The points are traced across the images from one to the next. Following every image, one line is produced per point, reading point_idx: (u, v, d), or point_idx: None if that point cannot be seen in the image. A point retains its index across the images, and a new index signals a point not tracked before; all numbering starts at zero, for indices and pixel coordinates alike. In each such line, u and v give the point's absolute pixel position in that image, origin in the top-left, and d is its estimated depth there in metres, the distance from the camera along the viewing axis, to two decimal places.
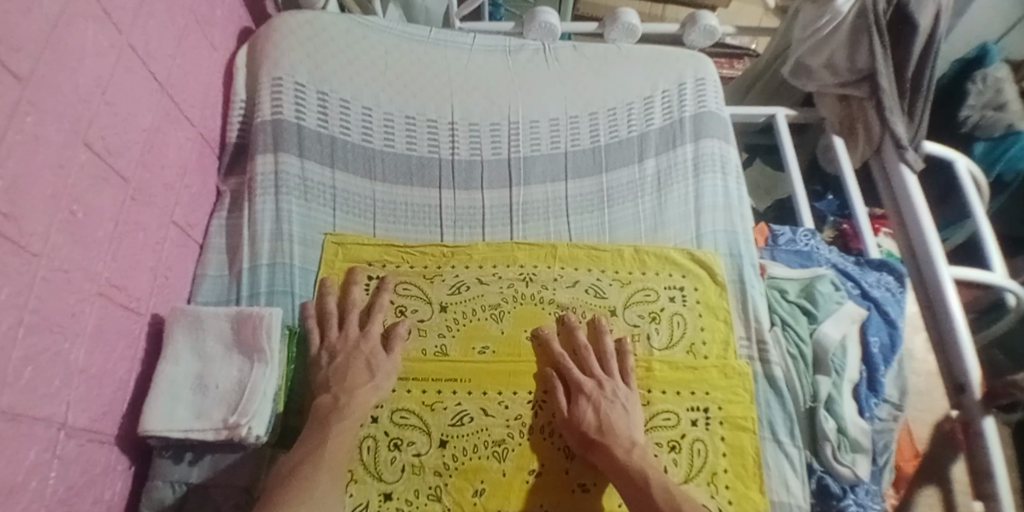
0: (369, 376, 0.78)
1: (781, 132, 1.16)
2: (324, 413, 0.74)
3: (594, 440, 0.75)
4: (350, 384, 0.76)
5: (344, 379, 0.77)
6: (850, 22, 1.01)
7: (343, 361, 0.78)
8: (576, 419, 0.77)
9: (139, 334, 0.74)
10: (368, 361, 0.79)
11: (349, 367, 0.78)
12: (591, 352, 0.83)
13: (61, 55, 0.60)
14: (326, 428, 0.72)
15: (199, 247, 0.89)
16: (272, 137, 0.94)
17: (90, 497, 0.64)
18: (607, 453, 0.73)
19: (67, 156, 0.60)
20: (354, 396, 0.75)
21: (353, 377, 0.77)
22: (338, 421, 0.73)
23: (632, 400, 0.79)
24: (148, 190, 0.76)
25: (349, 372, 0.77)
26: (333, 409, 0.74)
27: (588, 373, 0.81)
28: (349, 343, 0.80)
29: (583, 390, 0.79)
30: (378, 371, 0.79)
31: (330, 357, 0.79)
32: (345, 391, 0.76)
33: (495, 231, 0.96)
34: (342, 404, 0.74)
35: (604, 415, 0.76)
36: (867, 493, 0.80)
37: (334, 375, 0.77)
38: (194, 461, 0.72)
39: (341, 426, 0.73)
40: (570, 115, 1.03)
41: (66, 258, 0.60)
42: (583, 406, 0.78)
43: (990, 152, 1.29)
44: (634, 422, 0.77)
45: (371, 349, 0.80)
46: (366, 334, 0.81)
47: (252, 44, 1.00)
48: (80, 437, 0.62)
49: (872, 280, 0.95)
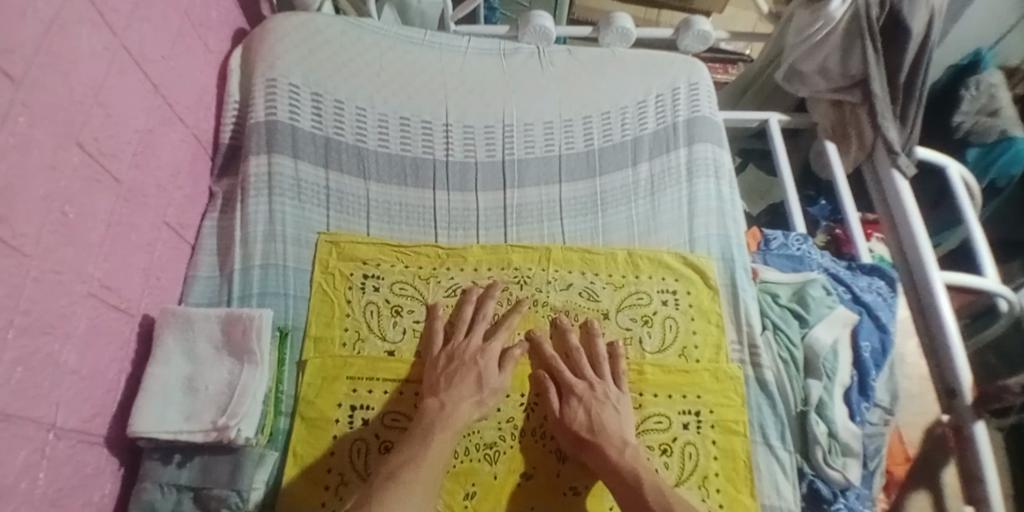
0: (476, 390, 0.78)
1: (773, 138, 1.16)
2: (429, 420, 0.74)
3: (585, 439, 0.75)
4: (455, 395, 0.76)
5: (451, 388, 0.77)
6: (844, 26, 1.01)
7: (456, 369, 0.79)
8: (567, 420, 0.77)
9: (129, 335, 0.73)
10: (479, 375, 0.79)
11: (460, 376, 0.78)
12: (583, 354, 0.83)
13: (53, 57, 0.60)
14: (429, 436, 0.72)
15: (190, 248, 0.89)
16: (266, 138, 0.93)
17: (80, 499, 0.64)
18: (599, 453, 0.74)
19: (59, 158, 0.60)
20: (458, 408, 0.75)
21: (461, 388, 0.77)
22: (440, 431, 0.73)
23: (623, 403, 0.79)
24: (142, 192, 0.76)
25: (459, 380, 0.78)
26: (438, 417, 0.74)
27: (580, 375, 0.81)
28: (467, 353, 0.81)
29: (575, 391, 0.79)
30: (486, 387, 0.78)
31: (447, 361, 0.81)
32: (451, 400, 0.76)
33: (489, 233, 0.96)
34: (446, 413, 0.75)
35: (595, 415, 0.76)
36: (857, 497, 0.80)
37: (444, 380, 0.78)
38: (184, 463, 0.71)
39: (442, 435, 0.72)
40: (564, 118, 1.03)
41: (58, 259, 0.60)
42: (574, 407, 0.78)
43: (983, 157, 1.33)
44: (625, 423, 0.77)
45: (485, 363, 0.80)
46: (485, 348, 0.81)
47: (247, 46, 1.00)
48: (70, 438, 0.62)
49: (863, 285, 0.96)
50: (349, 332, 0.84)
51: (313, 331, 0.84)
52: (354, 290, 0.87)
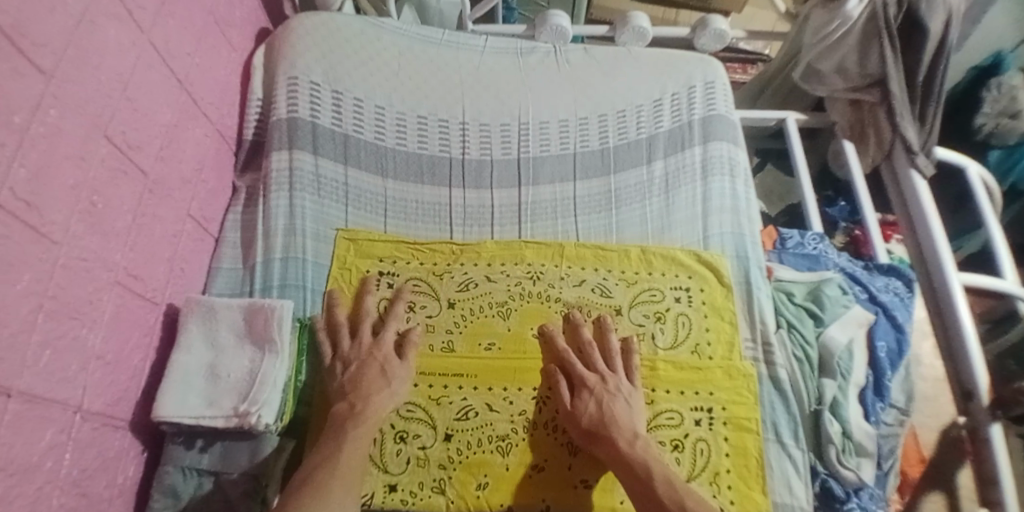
0: (385, 382, 0.78)
1: (791, 138, 1.15)
2: (341, 420, 0.74)
3: (596, 431, 0.75)
4: (366, 391, 0.76)
5: (358, 386, 0.77)
6: (860, 26, 1.01)
7: (358, 369, 0.79)
8: (579, 411, 0.78)
9: (154, 323, 0.76)
10: (383, 367, 0.79)
11: (364, 373, 0.78)
12: (596, 347, 0.84)
13: (83, 51, 0.62)
14: (342, 435, 0.72)
15: (214, 241, 0.91)
16: (287, 134, 0.95)
17: (103, 481, 0.66)
18: (611, 444, 0.74)
19: (88, 149, 0.62)
20: (371, 402, 0.76)
21: (369, 384, 0.77)
22: (354, 428, 0.73)
23: (634, 396, 0.80)
24: (167, 184, 0.78)
25: (365, 378, 0.78)
26: (348, 416, 0.74)
27: (591, 368, 0.82)
28: (362, 352, 0.81)
29: (587, 384, 0.80)
30: (393, 377, 0.79)
31: (344, 366, 0.80)
32: (361, 398, 0.76)
33: (503, 230, 0.97)
34: (360, 410, 0.75)
35: (606, 407, 0.77)
36: (871, 498, 0.80)
37: (349, 383, 0.77)
38: (205, 448, 0.73)
39: (356, 433, 0.72)
40: (580, 117, 1.04)
41: (84, 247, 0.62)
42: (585, 400, 0.79)
43: (1005, 160, 1.33)
44: (636, 415, 0.78)
45: (383, 356, 0.81)
46: (380, 342, 0.82)
47: (269, 45, 1.03)
48: (95, 421, 0.64)
49: (880, 285, 0.95)
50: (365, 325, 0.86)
51: None
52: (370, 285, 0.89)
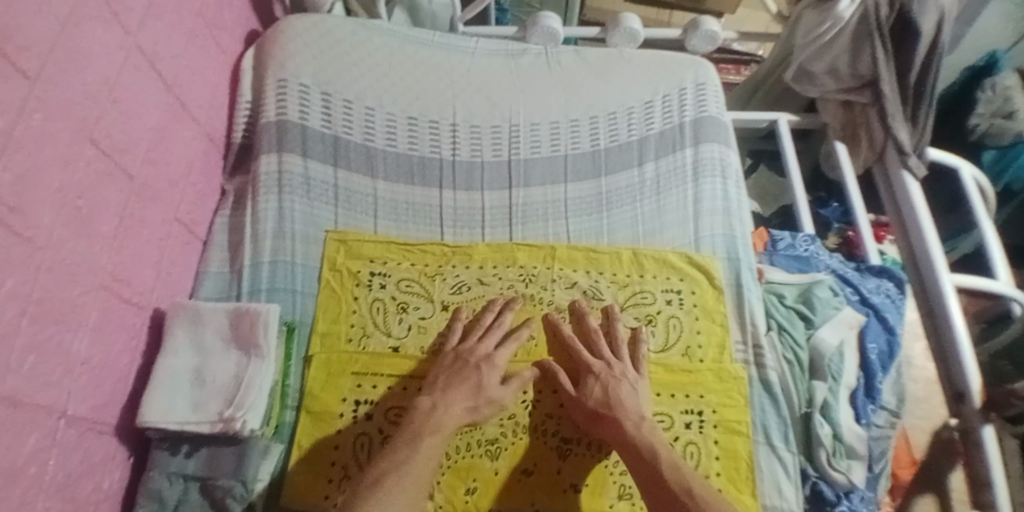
0: (473, 395, 0.76)
1: (783, 138, 1.14)
2: (420, 424, 0.72)
3: (602, 414, 0.76)
4: (452, 397, 0.75)
5: (447, 389, 0.76)
6: (852, 27, 1.01)
7: (459, 368, 0.78)
8: (584, 397, 0.78)
9: (140, 327, 0.75)
10: (480, 380, 0.77)
11: (461, 376, 0.77)
12: (601, 337, 0.84)
13: (68, 54, 0.61)
14: (417, 441, 0.70)
15: (202, 244, 0.91)
16: (277, 136, 0.95)
17: (89, 486, 0.66)
18: (617, 427, 0.74)
19: (73, 152, 0.62)
20: (449, 411, 0.74)
21: (458, 391, 0.76)
22: (430, 435, 0.71)
23: (640, 382, 0.80)
24: (154, 188, 0.78)
25: (458, 383, 0.77)
26: (427, 418, 0.73)
27: (597, 355, 0.82)
28: (473, 356, 0.80)
29: (592, 370, 0.80)
30: (483, 394, 0.77)
31: (452, 360, 0.80)
32: (444, 400, 0.75)
33: (494, 231, 0.97)
34: (438, 414, 0.73)
35: (612, 391, 0.77)
36: (862, 500, 0.80)
37: (446, 379, 0.78)
38: (191, 453, 0.73)
39: (431, 442, 0.70)
40: (571, 119, 1.03)
41: (69, 252, 0.62)
42: (591, 386, 0.78)
43: (1000, 160, 1.31)
44: (642, 399, 0.77)
45: (489, 369, 0.79)
46: (491, 356, 0.80)
47: (259, 47, 1.02)
48: (80, 426, 0.64)
49: (872, 286, 0.94)
50: (355, 328, 0.85)
51: (320, 327, 0.85)
52: (361, 286, 0.88)
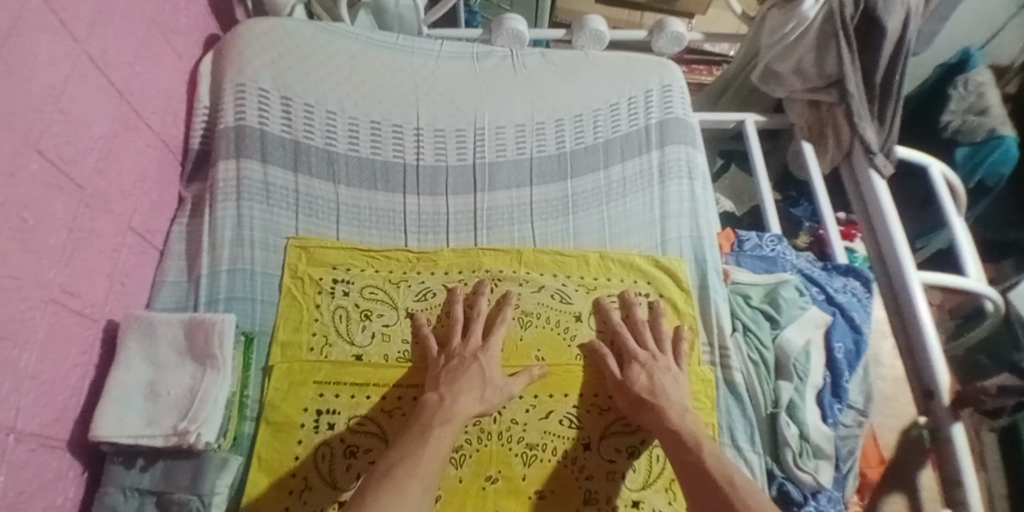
0: (479, 385, 0.77)
1: (750, 140, 1.14)
2: (428, 416, 0.72)
3: (647, 400, 0.76)
4: (456, 389, 0.75)
5: (454, 382, 0.76)
6: (817, 26, 1.01)
7: (457, 366, 0.79)
8: (629, 382, 0.79)
9: (92, 340, 0.74)
10: (483, 372, 0.78)
11: (463, 373, 0.77)
12: (647, 328, 0.85)
13: (12, 65, 0.60)
14: (427, 433, 0.70)
15: (159, 254, 0.90)
16: (234, 142, 0.94)
17: (41, 502, 0.64)
18: (660, 416, 0.74)
19: (18, 164, 0.61)
20: (458, 402, 0.74)
21: (463, 383, 0.76)
22: (439, 427, 0.71)
23: (683, 376, 0.81)
24: (105, 197, 0.76)
25: (460, 379, 0.77)
26: (438, 410, 0.73)
27: (643, 345, 0.83)
28: (467, 350, 0.80)
29: (637, 358, 0.81)
30: (489, 385, 0.77)
31: (446, 360, 0.80)
32: (450, 393, 0.75)
33: (459, 236, 0.96)
34: (447, 406, 0.73)
35: (657, 381, 0.78)
36: (829, 500, 0.79)
37: (446, 377, 0.78)
38: (146, 467, 0.72)
39: (441, 431, 0.70)
40: (536, 121, 1.03)
41: (16, 265, 0.60)
42: (636, 372, 0.80)
43: (972, 157, 1.30)
44: (684, 392, 0.78)
45: (485, 359, 0.80)
46: (485, 346, 0.81)
47: (217, 52, 1.01)
48: (30, 442, 0.62)
49: (838, 286, 0.95)
50: (317, 337, 0.84)
51: (280, 336, 0.84)
52: (324, 294, 0.87)
